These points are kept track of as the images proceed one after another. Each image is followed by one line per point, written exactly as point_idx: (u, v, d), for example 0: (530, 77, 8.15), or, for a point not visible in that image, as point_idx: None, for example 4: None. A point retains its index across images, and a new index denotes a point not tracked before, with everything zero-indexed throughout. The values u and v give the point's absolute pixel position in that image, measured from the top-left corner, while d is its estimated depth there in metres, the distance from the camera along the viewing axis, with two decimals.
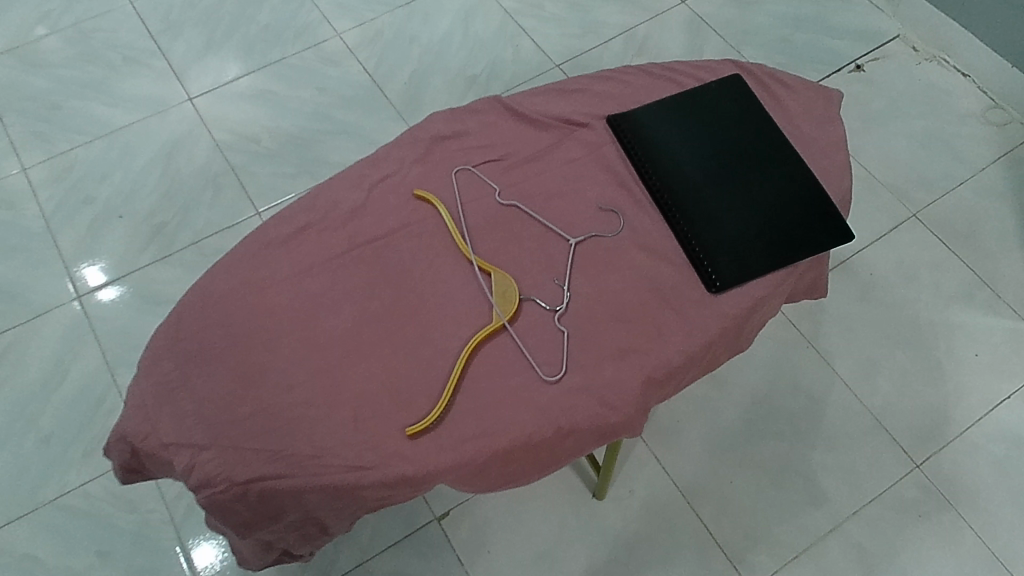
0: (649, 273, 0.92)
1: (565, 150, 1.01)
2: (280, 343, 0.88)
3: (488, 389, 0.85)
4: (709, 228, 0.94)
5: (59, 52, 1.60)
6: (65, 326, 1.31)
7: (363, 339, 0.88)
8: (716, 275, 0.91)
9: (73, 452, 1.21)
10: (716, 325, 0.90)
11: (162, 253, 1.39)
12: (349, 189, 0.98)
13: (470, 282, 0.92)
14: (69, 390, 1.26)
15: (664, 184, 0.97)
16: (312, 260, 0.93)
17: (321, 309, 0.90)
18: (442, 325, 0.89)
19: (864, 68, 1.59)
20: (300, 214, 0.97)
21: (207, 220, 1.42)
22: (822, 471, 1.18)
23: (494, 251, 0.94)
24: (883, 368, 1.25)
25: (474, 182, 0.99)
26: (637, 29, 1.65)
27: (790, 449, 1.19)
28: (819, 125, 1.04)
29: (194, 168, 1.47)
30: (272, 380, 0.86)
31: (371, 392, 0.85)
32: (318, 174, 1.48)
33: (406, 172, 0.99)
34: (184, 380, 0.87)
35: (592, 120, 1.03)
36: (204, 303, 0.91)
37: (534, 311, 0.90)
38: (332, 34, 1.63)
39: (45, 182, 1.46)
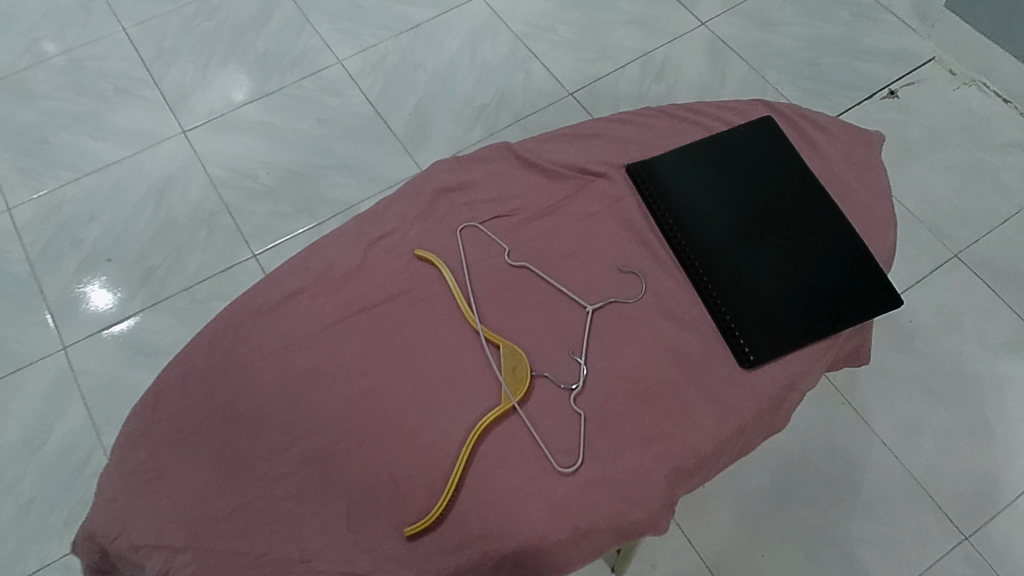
0: (675, 344, 0.83)
1: (581, 204, 0.92)
2: (267, 427, 0.80)
3: (496, 483, 0.76)
4: (742, 293, 0.85)
5: (48, 82, 1.52)
6: (48, 380, 1.23)
7: (358, 422, 0.80)
8: (750, 348, 0.82)
9: (55, 520, 1.13)
10: (751, 405, 0.80)
11: (151, 299, 1.30)
12: (344, 249, 0.90)
13: (476, 356, 0.83)
14: (51, 451, 1.18)
15: (690, 243, 0.88)
16: (303, 330, 0.85)
17: (313, 387, 0.82)
18: (446, 406, 0.80)
19: (897, 93, 1.49)
20: (291, 278, 0.88)
21: (200, 263, 1.34)
22: (861, 543, 1.07)
23: (502, 320, 0.85)
24: (925, 428, 1.15)
25: (481, 240, 0.90)
26: (655, 54, 1.56)
27: (826, 518, 1.09)
28: (862, 173, 0.95)
29: (187, 207, 1.39)
30: (257, 471, 0.78)
31: (365, 484, 0.77)
32: (318, 213, 1.39)
33: (406, 230, 0.91)
34: (160, 471, 0.78)
35: (610, 169, 0.94)
36: (185, 381, 0.83)
37: (547, 390, 0.81)
38: (333, 61, 1.55)
39: (31, 223, 1.38)
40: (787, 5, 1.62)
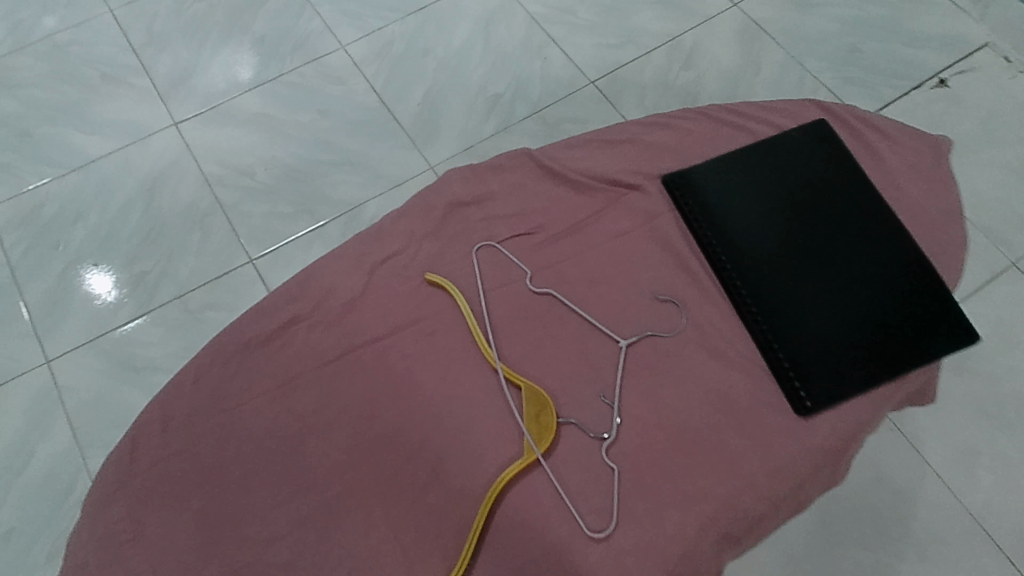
0: (721, 388, 0.73)
1: (611, 221, 0.82)
2: (260, 480, 0.71)
3: (519, 550, 0.68)
4: (795, 327, 0.75)
5: (30, 69, 1.40)
6: (31, 398, 1.15)
7: (362, 475, 0.71)
8: (806, 393, 0.72)
9: (39, 551, 1.05)
10: (805, 459, 0.71)
11: (142, 309, 1.21)
12: (346, 272, 0.80)
13: (495, 397, 0.73)
14: (33, 476, 1.09)
15: (736, 268, 0.78)
16: (299, 367, 0.75)
17: (311, 433, 0.72)
18: (460, 458, 0.71)
19: (948, 83, 1.38)
20: (285, 305, 0.78)
21: (193, 268, 1.24)
22: None
23: (524, 355, 0.75)
24: (983, 458, 1.05)
25: (500, 263, 0.80)
26: (684, 38, 1.44)
27: (876, 558, 1.00)
28: (928, 187, 0.84)
29: (180, 207, 1.28)
30: (249, 532, 0.69)
31: (371, 549, 0.68)
32: (319, 214, 1.28)
33: (415, 250, 0.81)
34: (138, 530, 0.69)
35: (645, 180, 0.84)
36: (167, 425, 0.73)
37: (575, 440, 0.71)
38: (335, 45, 1.43)
39: (11, 224, 1.27)
40: None
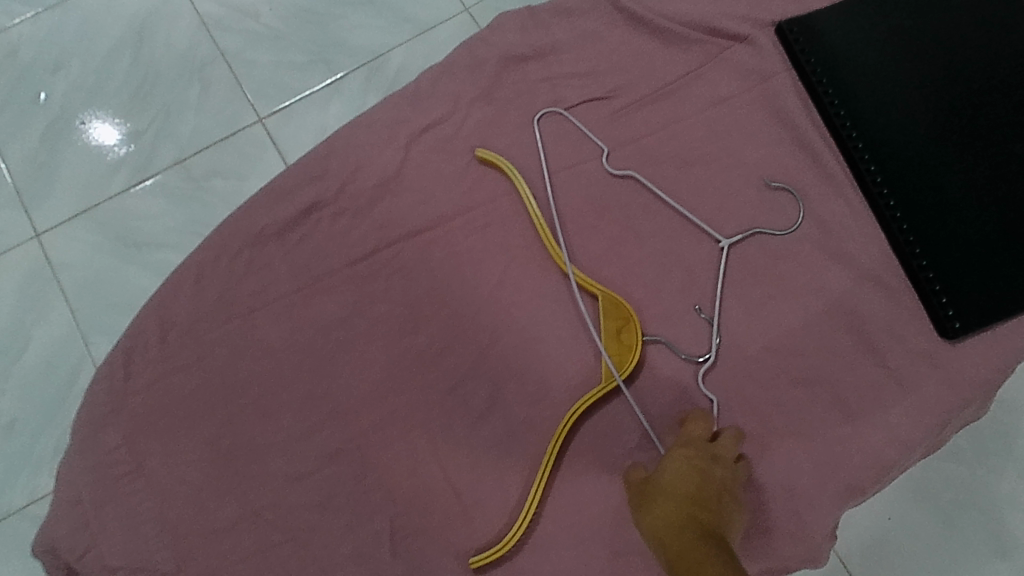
0: (846, 302, 0.59)
1: (710, 83, 0.65)
2: (282, 406, 0.58)
3: (594, 495, 0.56)
4: (942, 227, 0.60)
5: None
6: (22, 275, 1.02)
7: (404, 402, 0.58)
8: (955, 312, 0.58)
9: (44, 446, 0.96)
10: (949, 393, 0.57)
11: (138, 175, 1.06)
12: (376, 145, 0.63)
13: (565, 308, 0.60)
14: (32, 362, 0.99)
15: (872, 151, 0.62)
16: (323, 267, 0.61)
17: (340, 350, 0.59)
18: (523, 382, 0.58)
19: None
20: (302, 188, 0.63)
21: (194, 128, 1.07)
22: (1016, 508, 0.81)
23: (601, 256, 0.61)
24: None
25: (568, 137, 0.64)
26: None
27: (973, 474, 0.83)
28: None
29: (175, 55, 1.10)
30: (271, 468, 0.57)
31: (415, 491, 0.56)
32: (336, 65, 1.09)
33: (462, 119, 0.64)
34: (139, 462, 0.58)
35: (754, 30, 0.65)
36: (165, 335, 0.60)
37: (664, 363, 0.58)
38: None
39: None
40: None
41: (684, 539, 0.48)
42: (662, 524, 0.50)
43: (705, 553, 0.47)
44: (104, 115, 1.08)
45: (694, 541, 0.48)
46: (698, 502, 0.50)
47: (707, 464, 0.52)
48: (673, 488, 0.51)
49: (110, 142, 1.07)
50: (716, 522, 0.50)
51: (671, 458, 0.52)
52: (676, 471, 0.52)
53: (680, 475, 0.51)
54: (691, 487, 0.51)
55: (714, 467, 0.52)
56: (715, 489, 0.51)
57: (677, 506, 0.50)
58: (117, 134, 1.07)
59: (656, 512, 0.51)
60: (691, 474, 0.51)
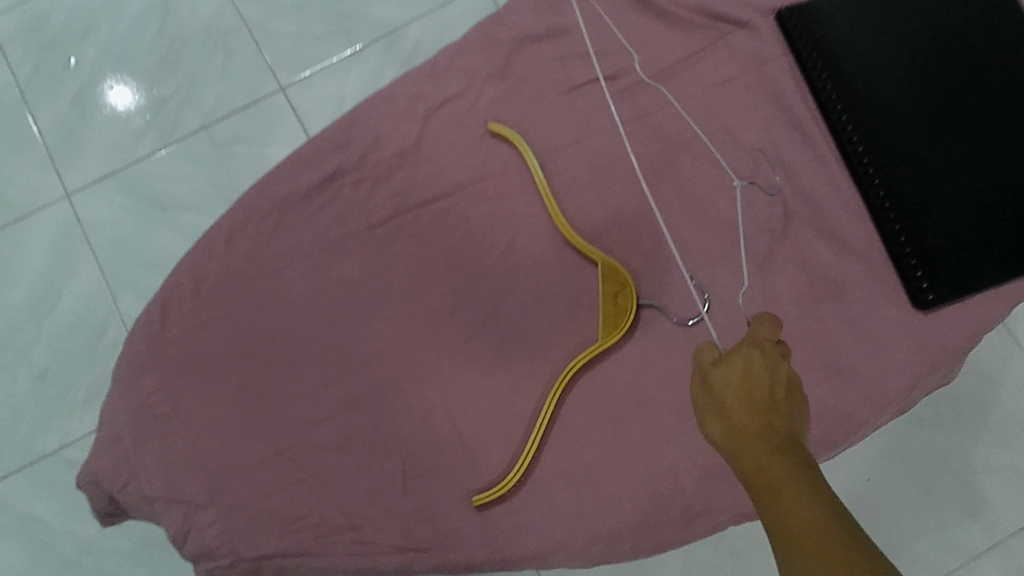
0: (830, 275, 0.64)
1: (711, 66, 0.69)
2: (306, 356, 0.64)
3: (592, 445, 0.61)
4: (924, 209, 0.64)
5: None
6: (55, 232, 1.07)
7: (417, 355, 0.63)
8: (929, 283, 0.62)
9: (75, 394, 1.02)
10: (924, 360, 0.62)
11: (164, 140, 1.10)
12: (395, 118, 0.68)
13: (566, 274, 0.65)
14: (64, 317, 1.04)
15: (859, 129, 0.66)
16: (345, 229, 0.66)
17: (359, 307, 0.65)
18: (526, 340, 0.64)
19: None
20: (325, 157, 0.67)
21: (217, 95, 1.11)
22: (985, 471, 0.89)
23: (602, 227, 0.66)
24: None
25: (575, 114, 0.68)
26: None
27: (947, 441, 0.90)
28: None
29: (199, 23, 1.13)
30: (295, 412, 0.63)
31: (426, 436, 0.62)
32: (355, 35, 1.12)
33: (477, 96, 0.69)
34: (173, 404, 0.63)
35: (755, 16, 0.69)
36: (198, 291, 0.65)
37: (657, 326, 0.63)
38: None
39: (13, 38, 1.13)
40: None
41: (766, 440, 0.47)
42: (739, 424, 0.49)
43: (788, 463, 0.46)
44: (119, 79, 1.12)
45: (776, 441, 0.47)
46: (773, 408, 0.49)
47: (776, 366, 0.50)
48: (744, 389, 0.49)
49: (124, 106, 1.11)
50: (789, 425, 0.49)
51: (739, 357, 0.51)
52: (747, 373, 0.50)
53: (750, 380, 0.50)
54: (763, 390, 0.49)
55: (786, 370, 0.50)
56: (783, 391, 0.50)
57: (753, 409, 0.48)
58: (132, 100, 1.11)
59: (729, 413, 0.49)
60: (764, 378, 0.50)
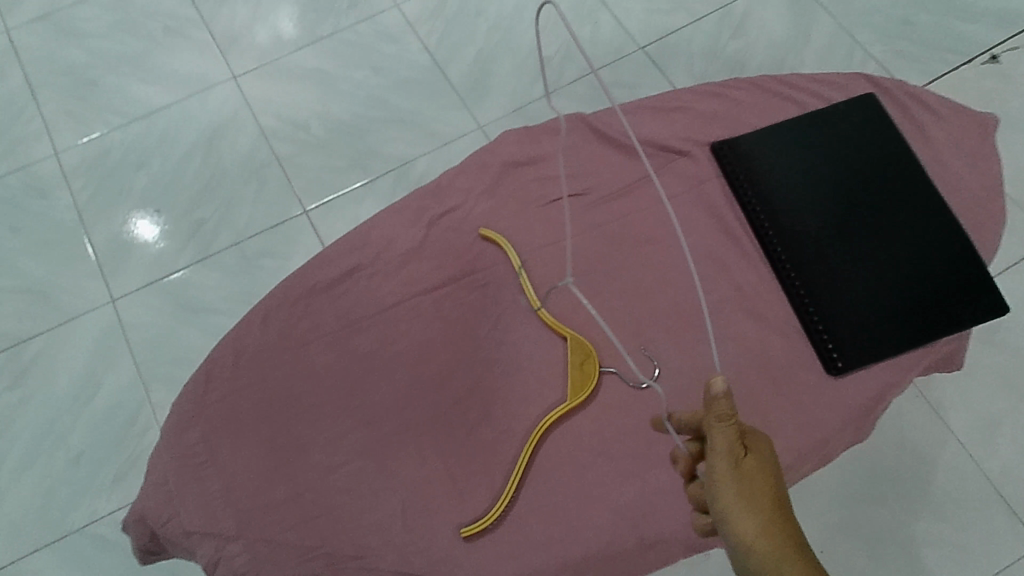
0: (758, 348, 0.78)
1: (659, 186, 0.86)
2: (325, 413, 0.77)
3: (562, 486, 0.73)
4: (833, 296, 0.78)
5: (94, 19, 1.43)
6: (98, 332, 1.21)
7: (417, 413, 0.76)
8: (838, 353, 0.76)
9: (104, 476, 1.13)
10: (838, 416, 0.75)
11: (200, 254, 1.27)
12: (404, 225, 0.84)
13: (542, 348, 0.79)
14: (100, 406, 1.17)
15: (778, 233, 0.82)
16: (361, 311, 0.81)
17: (371, 374, 0.78)
18: (508, 401, 0.77)
19: (1000, 60, 1.35)
20: (347, 254, 0.83)
21: (249, 217, 1.29)
22: (925, 543, 1.04)
23: (571, 309, 0.80)
24: (1005, 428, 1.09)
25: (549, 221, 0.84)
26: (736, 6, 1.42)
27: (892, 516, 1.05)
28: (973, 163, 0.85)
29: (238, 158, 1.33)
30: (314, 460, 0.75)
31: (423, 479, 0.74)
32: (370, 169, 1.32)
33: (471, 207, 0.85)
34: (212, 454, 0.75)
35: (694, 147, 0.87)
36: (238, 361, 0.79)
37: (617, 390, 0.76)
38: (390, 4, 1.44)
39: (78, 170, 1.33)
40: None
41: (787, 525, 0.55)
42: (769, 490, 0.56)
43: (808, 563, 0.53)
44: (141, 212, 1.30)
45: (793, 529, 0.56)
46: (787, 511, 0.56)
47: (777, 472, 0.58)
48: (773, 467, 0.58)
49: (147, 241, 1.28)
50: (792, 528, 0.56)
51: (762, 444, 0.60)
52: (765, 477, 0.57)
53: (768, 483, 0.57)
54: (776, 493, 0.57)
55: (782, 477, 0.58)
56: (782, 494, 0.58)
57: (778, 489, 0.57)
58: (153, 228, 1.29)
59: (758, 477, 0.57)
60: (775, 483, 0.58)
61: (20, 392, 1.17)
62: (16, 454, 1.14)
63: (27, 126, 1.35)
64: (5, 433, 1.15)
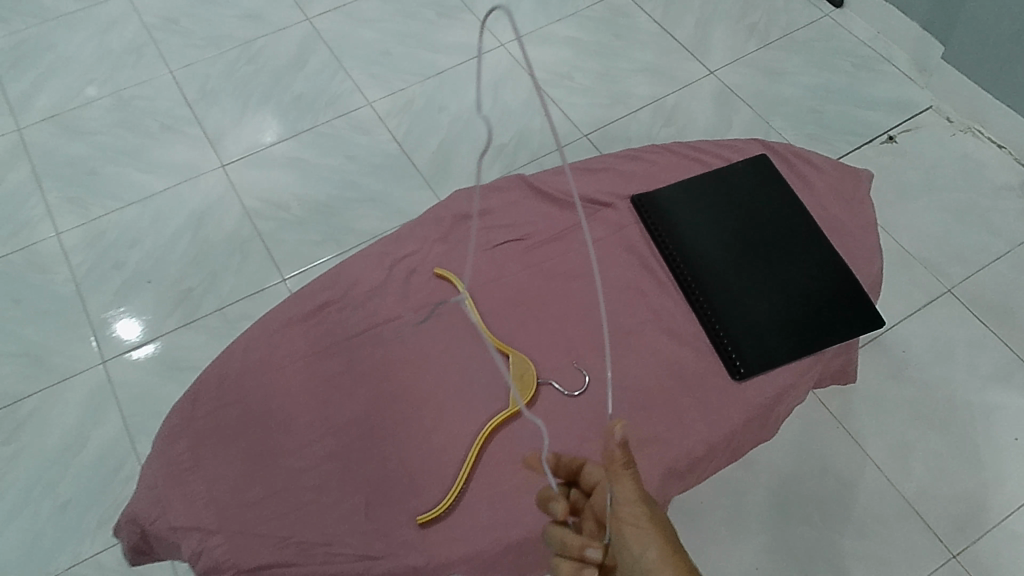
0: (672, 360, 0.91)
1: (588, 231, 1.01)
2: (297, 424, 0.87)
3: (505, 477, 0.84)
4: (734, 316, 0.92)
5: (98, 119, 1.60)
6: (88, 391, 1.31)
7: (379, 422, 0.87)
8: (740, 362, 0.90)
9: (88, 521, 1.20)
10: (741, 414, 0.88)
11: (186, 318, 1.38)
12: (370, 267, 0.97)
13: (488, 365, 0.91)
14: (88, 457, 1.25)
15: (687, 266, 0.96)
16: (331, 339, 0.92)
17: (339, 390, 0.89)
18: (458, 409, 0.88)
19: (895, 139, 1.55)
20: (320, 292, 0.95)
21: (233, 285, 1.42)
22: (851, 557, 1.15)
23: (513, 333, 0.93)
24: (917, 452, 1.22)
25: (495, 261, 0.99)
26: (666, 99, 1.63)
27: (819, 534, 1.17)
28: (849, 207, 1.02)
29: (224, 234, 1.47)
30: (288, 464, 0.85)
31: (384, 477, 0.84)
32: (344, 242, 1.47)
33: (427, 251, 0.99)
34: (197, 461, 0.85)
35: (616, 200, 1.03)
36: (221, 382, 0.89)
37: (552, 397, 0.89)
38: (363, 102, 1.63)
39: (77, 247, 1.45)
40: (793, 56, 1.68)
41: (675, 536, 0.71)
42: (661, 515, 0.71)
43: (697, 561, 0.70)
44: (132, 314, 1.39)
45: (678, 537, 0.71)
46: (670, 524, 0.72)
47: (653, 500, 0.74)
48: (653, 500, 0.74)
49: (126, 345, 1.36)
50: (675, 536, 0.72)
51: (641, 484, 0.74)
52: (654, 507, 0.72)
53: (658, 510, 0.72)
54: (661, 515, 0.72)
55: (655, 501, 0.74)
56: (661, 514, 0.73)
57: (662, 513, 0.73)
58: (139, 330, 1.37)
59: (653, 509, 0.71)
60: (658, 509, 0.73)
61: (13, 446, 1.26)
62: (6, 503, 1.22)
63: (31, 211, 1.49)
64: None
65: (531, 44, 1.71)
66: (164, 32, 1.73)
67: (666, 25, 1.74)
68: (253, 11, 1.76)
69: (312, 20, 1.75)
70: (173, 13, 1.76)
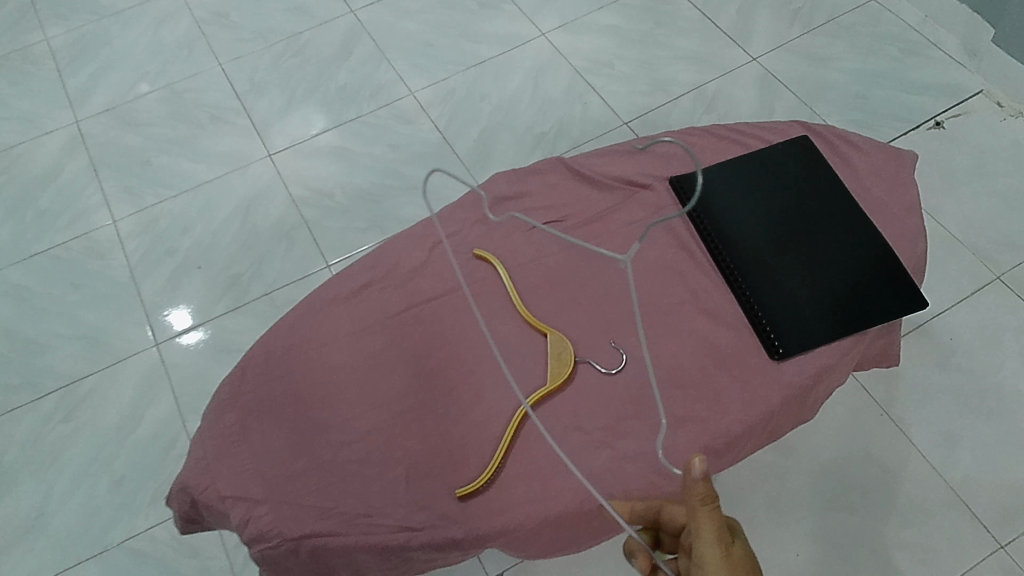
0: (710, 339, 0.91)
1: (627, 212, 1.01)
2: (339, 400, 0.89)
3: (543, 453, 0.85)
4: (773, 295, 0.92)
5: (152, 110, 1.66)
6: (142, 371, 1.36)
7: (418, 398, 0.89)
8: (780, 342, 0.90)
9: (142, 496, 1.25)
10: (779, 394, 0.88)
11: (234, 303, 1.42)
12: (410, 248, 0.99)
13: (527, 343, 0.92)
14: (142, 437, 1.30)
15: (726, 247, 0.96)
16: (372, 317, 0.94)
17: (378, 367, 0.91)
18: (496, 386, 0.90)
19: (943, 124, 1.51)
20: (362, 273, 0.97)
21: (280, 271, 1.45)
22: (896, 546, 1.13)
23: (551, 312, 0.95)
24: (963, 440, 1.20)
25: (534, 241, 0.99)
26: (708, 86, 1.62)
27: (861, 522, 1.16)
28: (892, 188, 1.00)
29: (272, 221, 1.51)
30: (330, 437, 0.87)
31: (422, 451, 0.86)
32: (386, 229, 1.49)
33: (467, 233, 1.00)
34: (244, 434, 0.88)
35: (655, 182, 1.03)
36: (267, 358, 0.92)
37: (590, 376, 0.90)
38: (406, 93, 1.66)
39: (132, 234, 1.50)
40: (838, 42, 1.66)
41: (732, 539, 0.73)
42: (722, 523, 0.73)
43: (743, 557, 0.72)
44: (182, 302, 1.43)
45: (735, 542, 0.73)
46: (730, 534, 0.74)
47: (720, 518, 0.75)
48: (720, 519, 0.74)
49: (179, 329, 1.40)
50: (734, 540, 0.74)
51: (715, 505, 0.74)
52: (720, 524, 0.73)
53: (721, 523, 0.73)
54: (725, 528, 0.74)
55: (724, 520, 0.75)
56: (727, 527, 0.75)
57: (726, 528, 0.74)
58: (189, 318, 1.41)
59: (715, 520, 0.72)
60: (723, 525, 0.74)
61: (72, 424, 1.31)
62: (64, 479, 1.27)
63: (89, 199, 1.55)
64: (56, 460, 1.28)
65: (571, 33, 1.71)
66: (215, 26, 1.77)
67: (708, 12, 1.73)
68: (300, 5, 1.80)
69: (356, 12, 1.78)
70: (222, 7, 1.81)
